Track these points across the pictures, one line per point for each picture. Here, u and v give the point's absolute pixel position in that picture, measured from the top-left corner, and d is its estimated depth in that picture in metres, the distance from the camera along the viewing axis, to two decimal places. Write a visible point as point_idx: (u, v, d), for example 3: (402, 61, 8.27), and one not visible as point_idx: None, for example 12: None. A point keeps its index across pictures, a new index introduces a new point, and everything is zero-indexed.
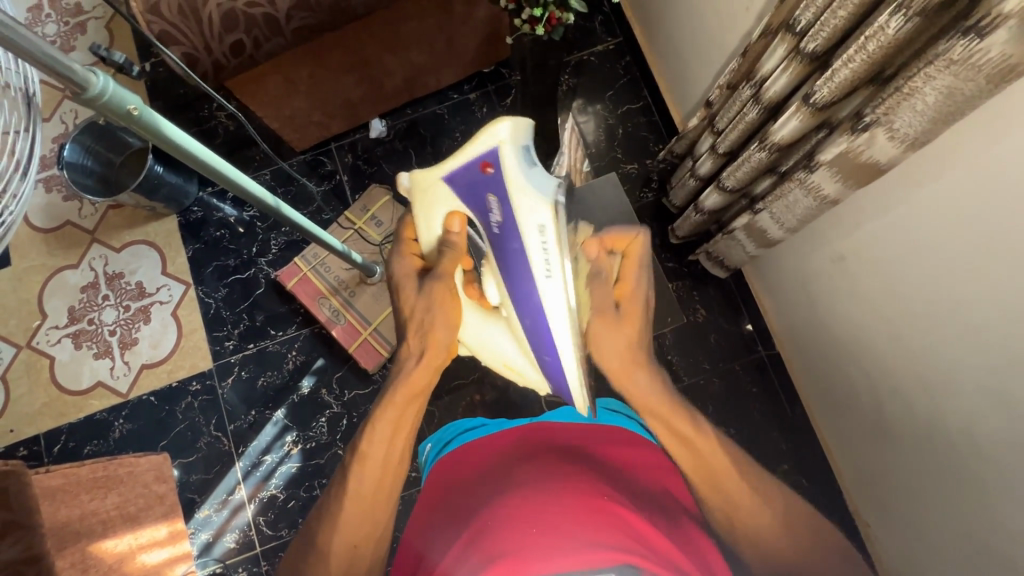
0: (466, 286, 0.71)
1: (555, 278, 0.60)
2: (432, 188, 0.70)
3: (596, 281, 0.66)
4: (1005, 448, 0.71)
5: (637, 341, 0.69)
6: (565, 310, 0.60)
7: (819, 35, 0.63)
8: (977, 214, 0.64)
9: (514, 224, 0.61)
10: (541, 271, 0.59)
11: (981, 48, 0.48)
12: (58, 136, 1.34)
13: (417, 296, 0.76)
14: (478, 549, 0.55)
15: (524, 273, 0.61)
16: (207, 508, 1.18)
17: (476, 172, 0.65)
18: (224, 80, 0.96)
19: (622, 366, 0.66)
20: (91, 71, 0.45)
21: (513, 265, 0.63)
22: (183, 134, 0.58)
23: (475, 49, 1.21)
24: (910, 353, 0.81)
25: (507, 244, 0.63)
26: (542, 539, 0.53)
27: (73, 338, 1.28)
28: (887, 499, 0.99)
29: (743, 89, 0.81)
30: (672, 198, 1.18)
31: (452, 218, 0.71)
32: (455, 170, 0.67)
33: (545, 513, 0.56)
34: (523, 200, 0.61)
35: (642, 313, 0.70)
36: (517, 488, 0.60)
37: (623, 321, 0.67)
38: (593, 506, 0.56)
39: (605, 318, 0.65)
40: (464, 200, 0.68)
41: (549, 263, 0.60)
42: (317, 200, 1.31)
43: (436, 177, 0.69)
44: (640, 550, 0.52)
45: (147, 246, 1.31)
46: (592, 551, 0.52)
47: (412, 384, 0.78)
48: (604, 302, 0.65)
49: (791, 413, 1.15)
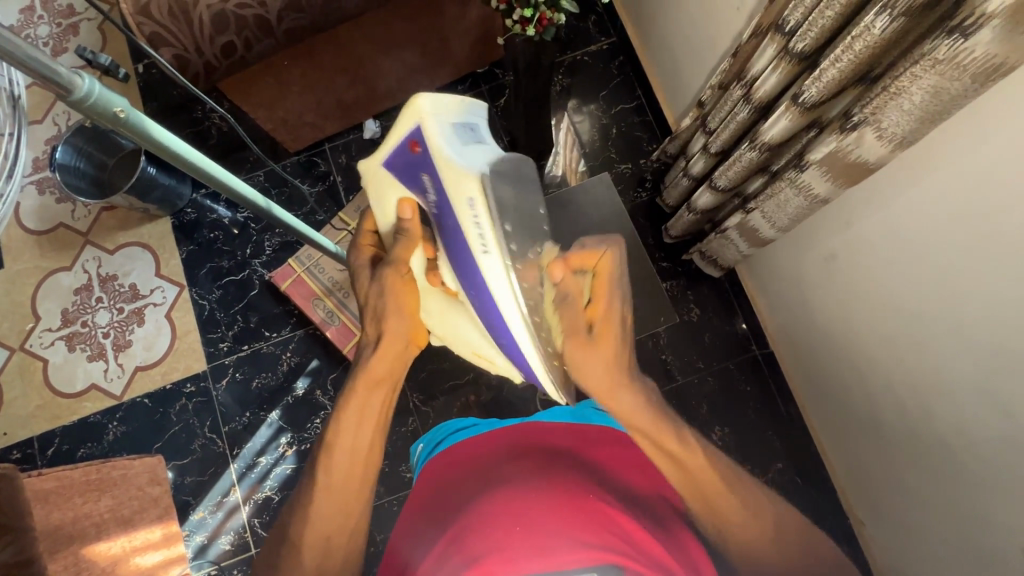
0: (430, 277, 0.72)
1: (493, 254, 0.59)
2: (376, 175, 0.68)
3: (564, 304, 0.63)
4: (997, 447, 0.71)
5: (620, 361, 0.62)
6: (511, 295, 0.59)
7: (807, 35, 0.63)
8: (967, 212, 0.64)
9: (447, 204, 0.60)
10: (478, 247, 0.58)
11: (966, 48, 0.48)
12: (51, 138, 1.34)
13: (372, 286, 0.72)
14: (460, 549, 0.54)
15: (465, 252, 0.60)
16: (202, 510, 1.18)
17: (408, 155, 0.63)
18: (216, 82, 0.96)
19: (602, 385, 0.61)
20: (77, 73, 0.45)
21: (456, 246, 0.62)
22: (172, 136, 0.58)
23: (468, 49, 1.20)
24: (903, 353, 0.81)
25: (450, 227, 0.62)
26: (524, 540, 0.53)
27: (67, 340, 1.27)
28: (880, 497, 0.99)
29: (733, 89, 0.81)
30: (665, 197, 1.18)
31: (403, 205, 0.67)
32: (391, 156, 0.64)
33: (529, 513, 0.55)
34: (449, 177, 0.59)
35: (625, 327, 0.65)
36: (501, 486, 0.59)
37: (598, 341, 0.62)
38: (578, 506, 0.56)
39: (577, 340, 0.62)
40: (409, 185, 0.66)
41: (483, 238, 0.58)
42: (311, 201, 1.31)
43: (376, 164, 0.66)
44: (624, 549, 0.52)
45: (141, 248, 1.31)
46: (573, 551, 0.52)
47: (372, 372, 0.69)
48: (575, 323, 0.63)
49: (785, 411, 1.16)
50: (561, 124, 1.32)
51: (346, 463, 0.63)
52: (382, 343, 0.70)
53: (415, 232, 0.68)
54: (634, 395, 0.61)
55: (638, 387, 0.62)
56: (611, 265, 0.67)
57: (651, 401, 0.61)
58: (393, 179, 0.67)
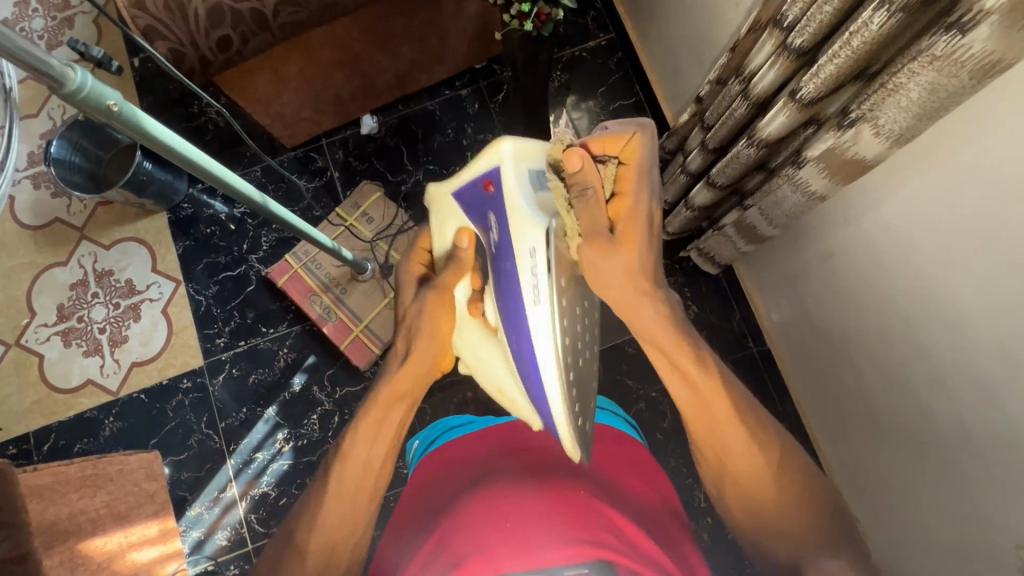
0: (471, 306, 0.70)
1: (543, 305, 0.56)
2: (445, 203, 0.69)
3: (585, 200, 0.57)
4: (992, 444, 0.71)
5: (642, 262, 0.59)
6: (551, 333, 0.55)
7: (805, 30, 0.63)
8: (964, 209, 0.64)
9: (508, 245, 0.58)
10: (528, 297, 0.56)
11: (963, 44, 0.48)
12: (46, 132, 1.33)
13: (413, 304, 0.70)
14: (445, 551, 0.51)
15: (514, 297, 0.57)
16: (198, 506, 1.18)
17: (480, 190, 0.62)
18: (212, 76, 0.95)
19: (621, 295, 0.58)
20: (69, 66, 0.44)
21: (506, 284, 0.59)
22: (166, 130, 0.57)
23: (466, 45, 1.20)
24: (899, 350, 0.81)
25: (501, 261, 0.60)
26: (513, 536, 0.49)
27: (62, 336, 1.27)
28: (875, 494, 0.99)
29: (732, 85, 0.81)
30: (663, 194, 1.18)
31: (462, 233, 0.69)
32: (463, 187, 0.64)
33: (518, 509, 0.52)
34: (516, 220, 0.57)
35: (652, 226, 0.60)
36: (489, 486, 0.56)
37: (620, 241, 0.58)
38: (568, 502, 0.53)
39: (596, 242, 0.57)
40: (473, 218, 0.66)
41: (537, 289, 0.55)
42: (308, 197, 1.30)
43: (446, 193, 0.68)
44: (615, 546, 0.49)
45: (137, 243, 1.30)
46: (565, 547, 0.48)
47: (394, 386, 0.64)
48: (597, 222, 0.57)
49: (781, 407, 1.16)
50: (559, 120, 1.32)
51: (357, 473, 0.58)
52: (410, 359, 0.67)
53: (467, 258, 0.69)
54: (654, 308, 0.59)
55: (658, 299, 0.59)
56: (640, 148, 0.60)
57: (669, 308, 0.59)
58: (461, 210, 0.67)
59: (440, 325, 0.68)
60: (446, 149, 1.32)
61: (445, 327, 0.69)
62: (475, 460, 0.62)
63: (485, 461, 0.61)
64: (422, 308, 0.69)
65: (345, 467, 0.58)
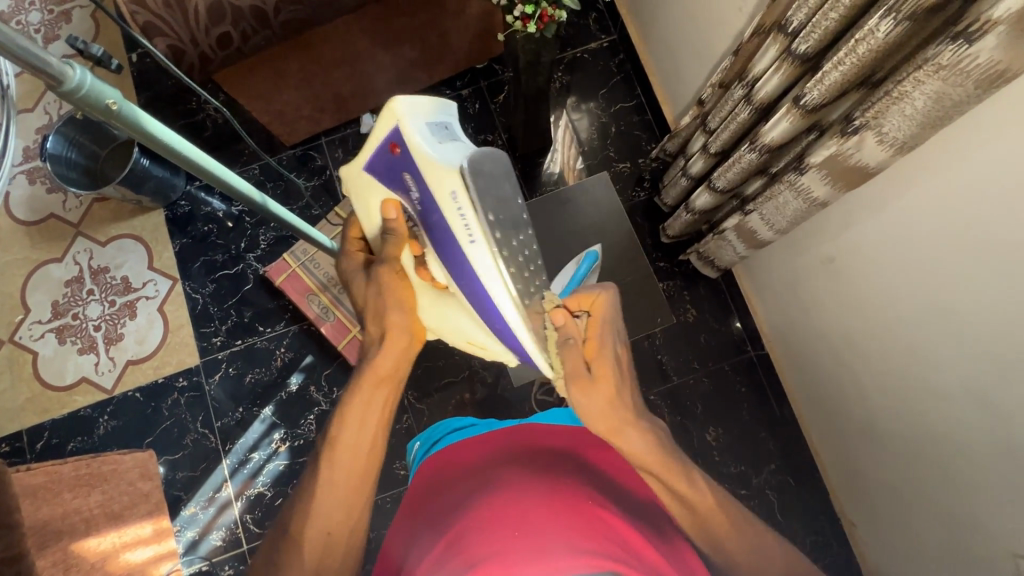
0: (420, 271, 0.69)
1: (478, 242, 0.57)
2: (361, 181, 0.70)
3: (569, 345, 0.63)
4: (990, 453, 0.72)
5: (621, 396, 0.63)
6: (494, 270, 0.57)
7: (810, 36, 0.63)
8: (967, 218, 0.64)
9: (433, 198, 0.60)
10: (463, 236, 0.57)
11: (969, 54, 0.48)
12: (42, 127, 1.32)
13: (370, 288, 0.71)
14: (456, 554, 0.51)
15: (452, 241, 0.59)
16: (193, 506, 1.17)
17: (387, 154, 0.64)
18: (211, 73, 0.95)
19: (608, 425, 0.61)
20: (68, 64, 0.44)
21: (443, 238, 0.61)
22: (165, 128, 0.57)
23: (468, 45, 1.19)
24: (898, 358, 0.81)
25: (433, 220, 0.62)
26: (523, 543, 0.49)
27: (57, 333, 1.26)
28: (871, 499, 0.99)
29: (734, 90, 0.81)
30: (664, 197, 1.18)
31: (387, 205, 0.68)
32: (371, 158, 0.66)
33: (528, 515, 0.52)
34: (431, 171, 0.59)
35: (620, 362, 0.66)
36: (500, 489, 0.56)
37: (598, 380, 0.63)
38: (579, 512, 0.53)
39: (580, 381, 0.62)
40: (391, 187, 0.67)
41: (469, 227, 0.57)
42: (307, 196, 1.30)
43: (358, 169, 0.68)
44: (625, 559, 0.48)
45: (133, 240, 1.29)
46: (576, 556, 0.47)
47: (376, 367, 0.66)
48: (578, 365, 0.63)
49: (779, 412, 1.16)
50: (559, 121, 1.31)
51: (348, 457, 0.61)
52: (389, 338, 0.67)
53: (398, 228, 0.68)
54: (641, 440, 0.61)
55: (644, 432, 0.61)
56: (606, 304, 0.69)
57: (659, 441, 0.62)
58: (376, 182, 0.68)
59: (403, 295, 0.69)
60: None
61: (407, 295, 0.69)
62: (482, 457, 0.63)
63: (493, 460, 0.62)
64: (382, 288, 0.69)
65: (338, 453, 0.61)
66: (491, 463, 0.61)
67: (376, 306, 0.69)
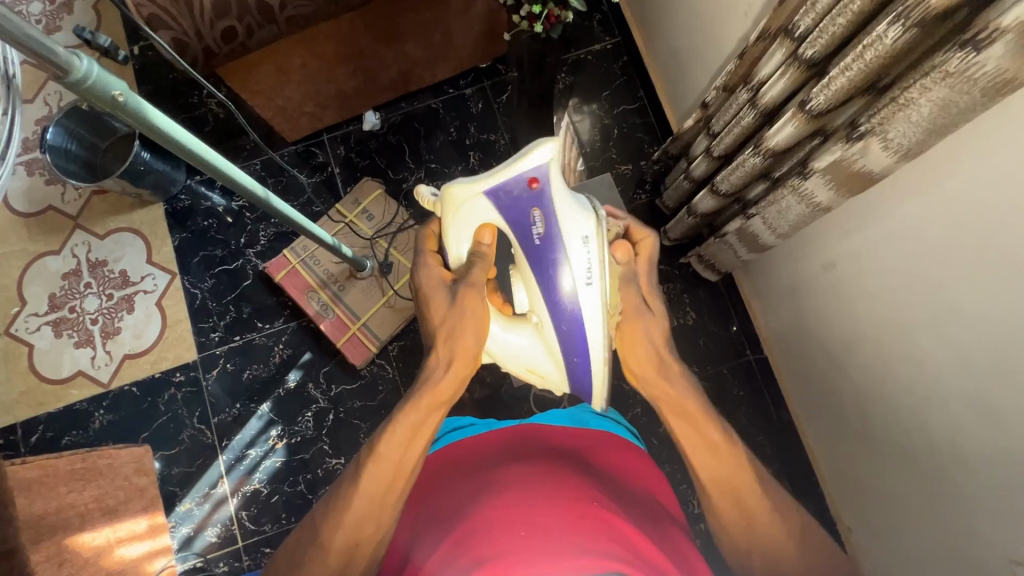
0: None
1: (593, 284, 0.65)
2: (470, 202, 0.69)
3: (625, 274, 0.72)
4: (987, 460, 0.72)
5: (668, 336, 0.71)
6: (600, 313, 0.65)
7: (817, 41, 0.63)
8: (970, 225, 0.64)
9: (560, 238, 0.66)
10: (582, 277, 0.65)
11: (977, 61, 0.48)
12: (41, 118, 1.31)
13: (448, 308, 0.71)
14: (464, 552, 0.50)
15: (564, 274, 0.65)
16: (188, 502, 1.17)
17: (522, 187, 0.67)
18: (215, 68, 0.94)
19: (648, 357, 0.70)
20: (75, 54, 0.44)
21: (552, 270, 0.66)
22: (170, 122, 0.56)
23: (472, 44, 1.19)
24: (897, 364, 0.82)
25: (551, 252, 0.66)
26: (529, 542, 0.49)
27: (53, 326, 1.25)
28: (869, 506, 1.00)
29: (739, 94, 0.81)
30: (665, 199, 1.18)
31: (483, 229, 0.71)
32: (498, 184, 0.68)
33: (534, 513, 0.52)
34: (570, 216, 0.67)
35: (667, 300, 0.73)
36: (507, 488, 0.56)
37: (648, 313, 0.71)
38: (586, 514, 0.53)
39: (631, 311, 0.70)
40: (504, 215, 0.69)
41: (590, 272, 0.65)
42: (308, 192, 1.29)
43: (476, 192, 0.69)
44: (633, 561, 0.48)
45: (132, 234, 1.28)
46: (582, 558, 0.47)
47: (438, 392, 0.66)
48: (631, 297, 0.71)
49: (777, 416, 1.17)
50: (561, 123, 1.32)
51: (393, 472, 0.61)
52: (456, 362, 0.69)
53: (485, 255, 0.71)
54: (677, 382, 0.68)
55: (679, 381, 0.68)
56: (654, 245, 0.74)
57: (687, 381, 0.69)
58: (489, 207, 0.69)
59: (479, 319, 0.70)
60: (448, 148, 1.31)
61: (485, 322, 0.70)
62: (488, 454, 0.63)
63: (499, 455, 0.62)
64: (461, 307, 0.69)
65: (381, 465, 0.61)
66: (495, 459, 0.62)
67: (452, 327, 0.70)
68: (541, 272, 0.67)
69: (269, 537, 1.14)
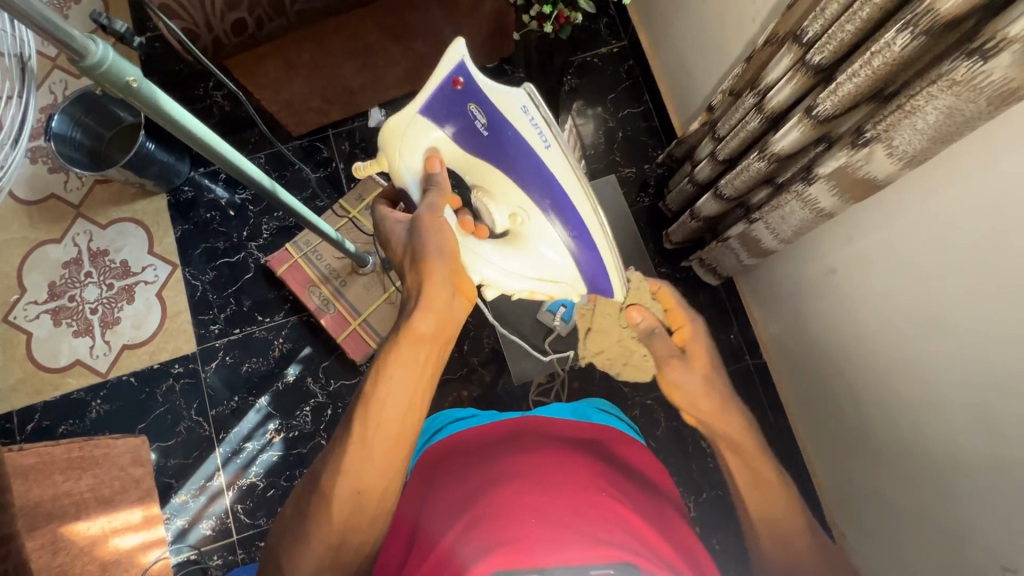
0: (461, 223, 0.71)
1: (552, 145, 0.59)
2: (404, 129, 0.67)
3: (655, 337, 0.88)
4: (983, 467, 0.72)
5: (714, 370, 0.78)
6: (573, 174, 0.60)
7: (825, 47, 0.64)
8: (973, 233, 0.64)
9: (501, 119, 0.59)
10: (538, 141, 0.58)
11: (984, 70, 0.49)
12: (47, 106, 1.31)
13: (409, 238, 0.68)
14: (477, 534, 0.50)
15: (524, 156, 0.60)
16: (184, 493, 1.16)
17: (450, 91, 0.60)
18: (223, 60, 0.94)
19: (710, 408, 0.72)
20: (91, 39, 0.44)
21: (514, 156, 0.61)
22: (181, 110, 0.57)
23: (480, 44, 1.20)
24: (896, 370, 0.82)
25: (505, 143, 0.61)
26: (542, 531, 0.50)
27: (53, 314, 1.24)
28: (863, 512, 1.00)
29: (745, 98, 0.82)
30: (668, 202, 1.19)
31: (432, 159, 0.68)
32: (426, 100, 0.63)
33: (545, 502, 0.53)
34: (501, 95, 0.58)
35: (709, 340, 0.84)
36: (521, 476, 0.56)
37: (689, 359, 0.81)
38: (598, 505, 0.54)
39: (671, 364, 0.83)
40: (445, 129, 0.65)
41: (545, 131, 0.58)
42: (312, 186, 1.30)
43: (410, 113, 0.65)
44: (643, 553, 0.49)
45: (134, 224, 1.28)
46: (595, 547, 0.48)
47: (414, 328, 0.61)
48: (667, 353, 0.85)
49: (774, 421, 1.17)
50: (565, 125, 1.32)
51: (390, 419, 0.56)
52: (428, 291, 0.63)
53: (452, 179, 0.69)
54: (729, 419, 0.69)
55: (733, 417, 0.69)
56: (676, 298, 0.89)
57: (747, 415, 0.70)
58: (429, 125, 0.65)
59: (450, 240, 0.66)
60: None
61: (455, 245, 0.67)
62: (498, 443, 0.64)
63: (510, 444, 0.63)
64: (426, 235, 0.65)
65: (382, 410, 0.56)
66: (507, 446, 0.63)
67: (416, 250, 0.66)
68: (501, 167, 0.64)
69: (264, 531, 1.14)
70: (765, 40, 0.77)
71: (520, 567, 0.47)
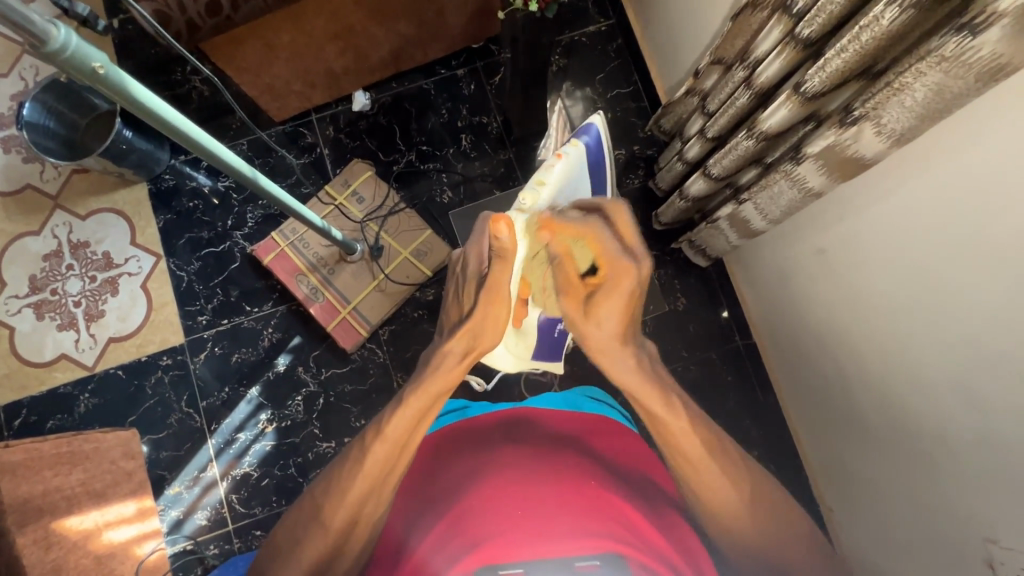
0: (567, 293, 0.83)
1: None
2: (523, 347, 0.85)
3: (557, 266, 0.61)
4: (968, 440, 0.73)
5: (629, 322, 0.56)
6: None
7: (814, 21, 0.63)
8: (956, 208, 0.65)
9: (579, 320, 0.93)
10: None
11: (973, 46, 0.48)
12: (18, 93, 1.27)
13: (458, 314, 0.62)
14: (461, 532, 0.54)
15: None
16: (177, 485, 1.16)
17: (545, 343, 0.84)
18: (199, 43, 0.91)
19: (598, 343, 0.57)
20: (52, 24, 0.43)
21: None
22: (153, 96, 0.55)
23: (466, 23, 1.17)
24: (885, 351, 0.83)
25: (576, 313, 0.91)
26: (527, 525, 0.53)
27: (35, 309, 1.22)
28: (849, 488, 1.02)
29: (735, 69, 0.80)
30: (659, 180, 1.17)
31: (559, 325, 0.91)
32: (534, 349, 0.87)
33: (530, 495, 0.56)
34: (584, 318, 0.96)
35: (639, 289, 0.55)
36: (506, 468, 0.58)
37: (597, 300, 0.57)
38: (580, 492, 0.56)
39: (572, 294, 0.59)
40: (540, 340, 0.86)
41: None
42: (296, 172, 1.27)
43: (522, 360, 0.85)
44: (629, 540, 0.53)
45: (115, 214, 1.25)
46: (579, 539, 0.53)
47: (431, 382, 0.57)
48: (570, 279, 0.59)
49: (764, 400, 1.18)
50: (554, 106, 1.30)
51: (381, 459, 0.52)
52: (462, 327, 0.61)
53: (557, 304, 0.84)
54: (603, 323, 0.56)
55: (605, 315, 0.56)
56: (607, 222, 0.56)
57: (634, 288, 0.54)
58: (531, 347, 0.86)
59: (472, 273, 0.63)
60: (440, 130, 1.30)
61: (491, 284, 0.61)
62: (484, 431, 0.65)
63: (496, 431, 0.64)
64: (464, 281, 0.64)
65: (383, 444, 0.52)
66: (490, 436, 0.63)
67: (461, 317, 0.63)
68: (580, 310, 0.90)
69: (260, 519, 1.14)
70: (752, 4, 0.74)
71: (500, 561, 0.52)
